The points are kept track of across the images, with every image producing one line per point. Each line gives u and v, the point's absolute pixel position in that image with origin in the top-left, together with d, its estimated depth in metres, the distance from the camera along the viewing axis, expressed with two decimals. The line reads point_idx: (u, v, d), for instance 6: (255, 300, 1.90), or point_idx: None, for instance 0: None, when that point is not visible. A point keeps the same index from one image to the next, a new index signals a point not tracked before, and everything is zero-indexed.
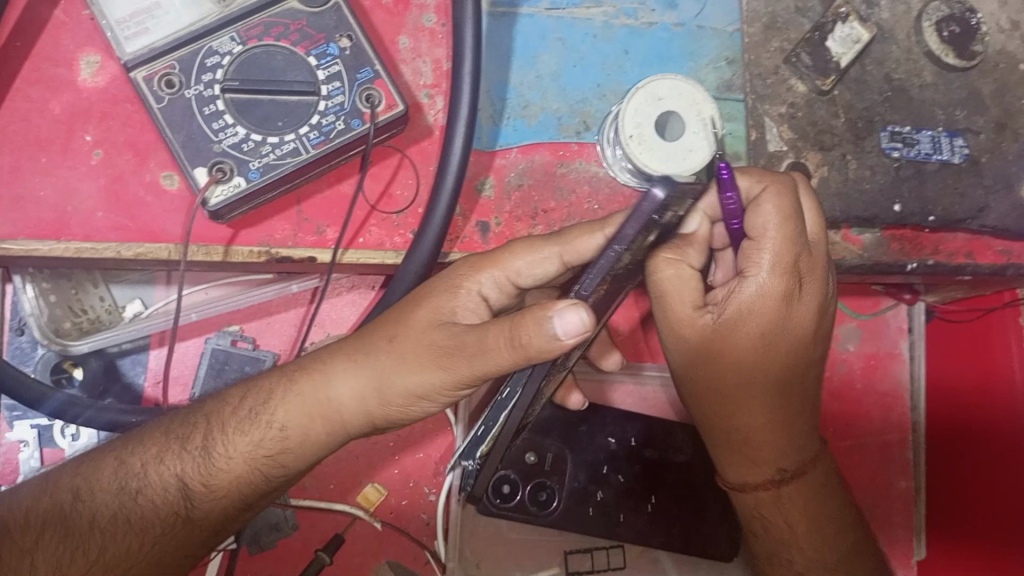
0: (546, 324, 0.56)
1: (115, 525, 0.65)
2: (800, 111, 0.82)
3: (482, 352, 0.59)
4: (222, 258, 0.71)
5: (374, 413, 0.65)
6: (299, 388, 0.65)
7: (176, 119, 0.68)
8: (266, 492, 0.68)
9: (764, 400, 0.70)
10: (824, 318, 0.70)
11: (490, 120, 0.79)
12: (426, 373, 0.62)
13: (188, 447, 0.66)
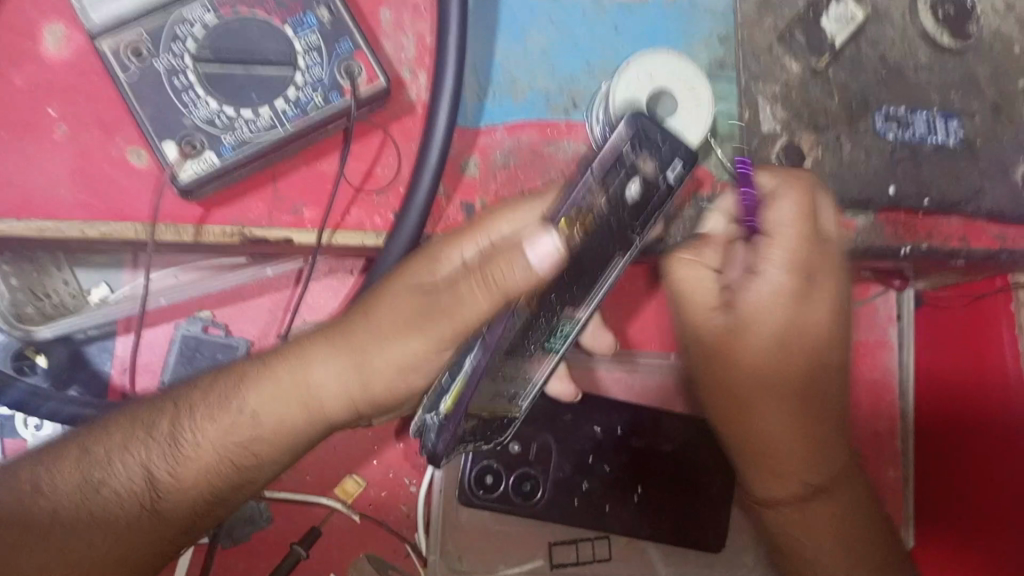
0: (519, 257, 0.52)
1: (78, 518, 0.63)
2: (795, 91, 0.80)
3: (457, 302, 0.56)
4: (193, 238, 0.67)
5: (351, 393, 0.63)
6: (272, 372, 0.64)
7: (145, 92, 0.64)
8: (239, 482, 0.66)
9: (786, 405, 0.75)
10: (840, 323, 0.75)
11: (476, 97, 0.77)
12: (404, 340, 0.60)
13: (155, 434, 0.64)
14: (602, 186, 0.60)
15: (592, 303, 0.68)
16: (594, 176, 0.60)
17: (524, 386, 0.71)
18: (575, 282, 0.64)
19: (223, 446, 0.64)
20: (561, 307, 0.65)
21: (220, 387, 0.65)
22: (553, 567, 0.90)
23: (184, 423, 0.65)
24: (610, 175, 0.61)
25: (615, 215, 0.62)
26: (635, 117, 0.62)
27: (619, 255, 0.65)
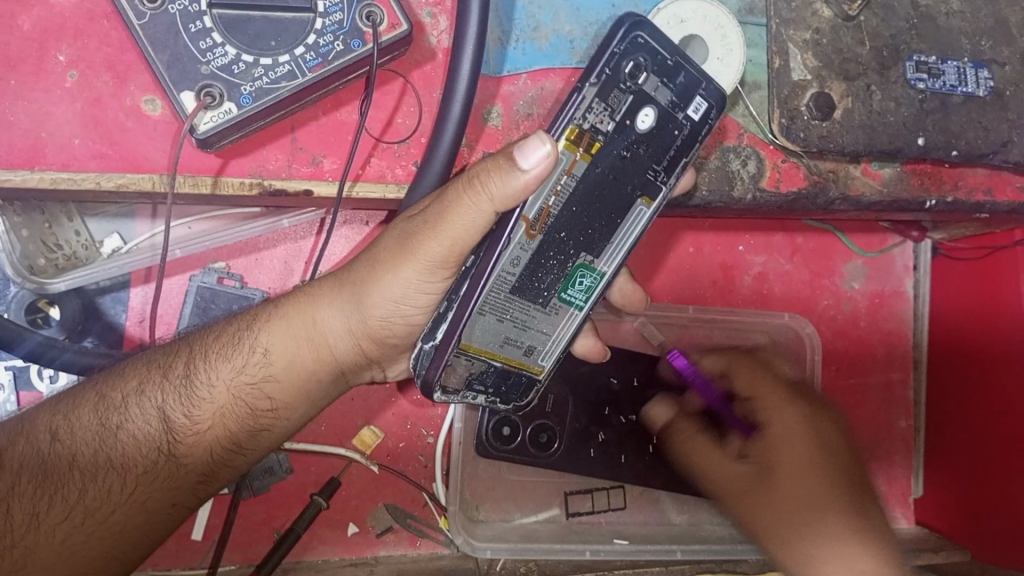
0: (507, 158, 0.53)
1: (97, 465, 0.59)
2: (825, 38, 0.78)
3: (443, 214, 0.56)
4: (210, 190, 0.65)
5: (355, 331, 0.64)
6: (283, 312, 0.64)
7: (160, 37, 0.62)
8: (255, 430, 0.64)
9: (804, 457, 0.74)
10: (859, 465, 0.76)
11: (497, 42, 0.73)
12: (396, 269, 0.60)
13: (171, 375, 0.62)
14: (601, 104, 0.57)
15: (617, 256, 0.63)
16: (592, 90, 0.57)
17: (543, 344, 0.65)
18: (592, 223, 0.60)
19: (238, 388, 0.63)
20: (575, 250, 0.61)
21: (231, 329, 0.64)
22: (569, 515, 0.90)
23: (198, 364, 0.63)
24: (611, 93, 0.57)
25: (621, 144, 0.59)
26: (634, 25, 0.57)
27: (643, 202, 0.61)
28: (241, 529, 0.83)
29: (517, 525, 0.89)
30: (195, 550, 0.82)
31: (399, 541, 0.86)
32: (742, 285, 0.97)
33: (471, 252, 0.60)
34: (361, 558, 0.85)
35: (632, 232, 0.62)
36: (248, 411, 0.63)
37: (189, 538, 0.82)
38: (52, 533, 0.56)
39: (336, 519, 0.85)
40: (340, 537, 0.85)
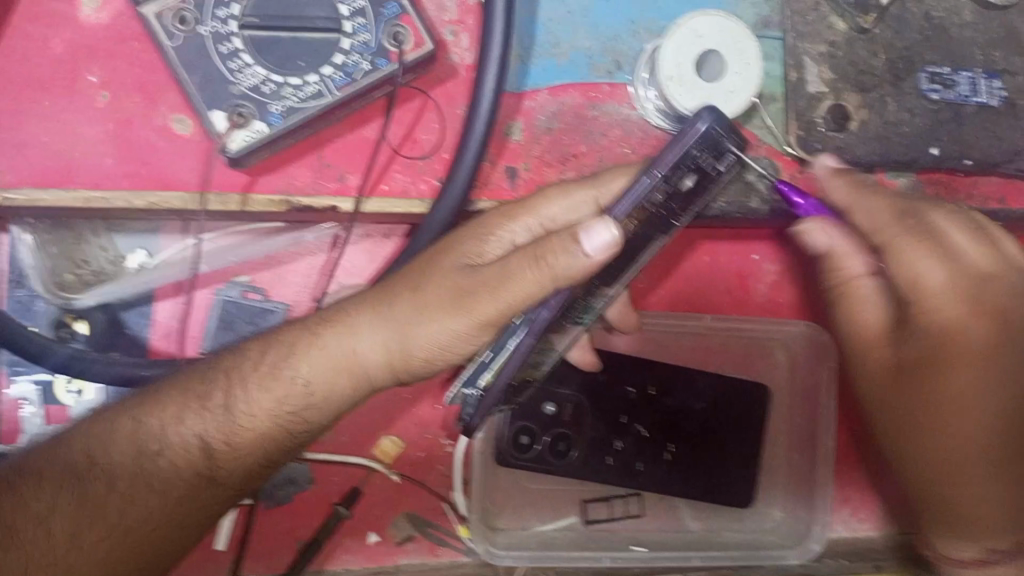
0: (574, 245, 0.55)
1: (136, 488, 0.62)
2: (841, 50, 0.78)
3: (507, 281, 0.57)
4: (239, 208, 0.65)
5: (397, 368, 0.62)
6: (324, 341, 0.63)
7: (191, 58, 0.63)
8: (290, 450, 0.66)
9: (974, 375, 0.71)
10: (992, 366, 0.71)
11: (518, 58, 0.75)
12: (447, 319, 0.59)
13: (209, 403, 0.63)
14: (663, 184, 0.61)
15: (624, 281, 0.69)
16: (659, 177, 0.60)
17: (547, 359, 0.71)
18: (619, 268, 0.66)
19: (277, 415, 0.63)
20: (599, 284, 0.66)
21: (270, 357, 0.63)
22: (587, 523, 0.91)
23: (237, 394, 0.63)
24: (674, 175, 0.61)
25: (668, 207, 0.63)
26: (708, 119, 0.61)
27: (659, 240, 0.68)
28: (263, 538, 0.84)
29: (536, 533, 0.90)
30: (220, 561, 0.83)
31: (420, 550, 0.87)
32: (756, 293, 0.95)
33: (519, 312, 0.62)
34: (383, 566, 0.86)
35: (641, 264, 0.70)
36: (285, 439, 0.64)
37: (213, 548, 0.83)
38: (92, 550, 0.60)
39: (357, 528, 0.86)
40: (361, 547, 0.86)
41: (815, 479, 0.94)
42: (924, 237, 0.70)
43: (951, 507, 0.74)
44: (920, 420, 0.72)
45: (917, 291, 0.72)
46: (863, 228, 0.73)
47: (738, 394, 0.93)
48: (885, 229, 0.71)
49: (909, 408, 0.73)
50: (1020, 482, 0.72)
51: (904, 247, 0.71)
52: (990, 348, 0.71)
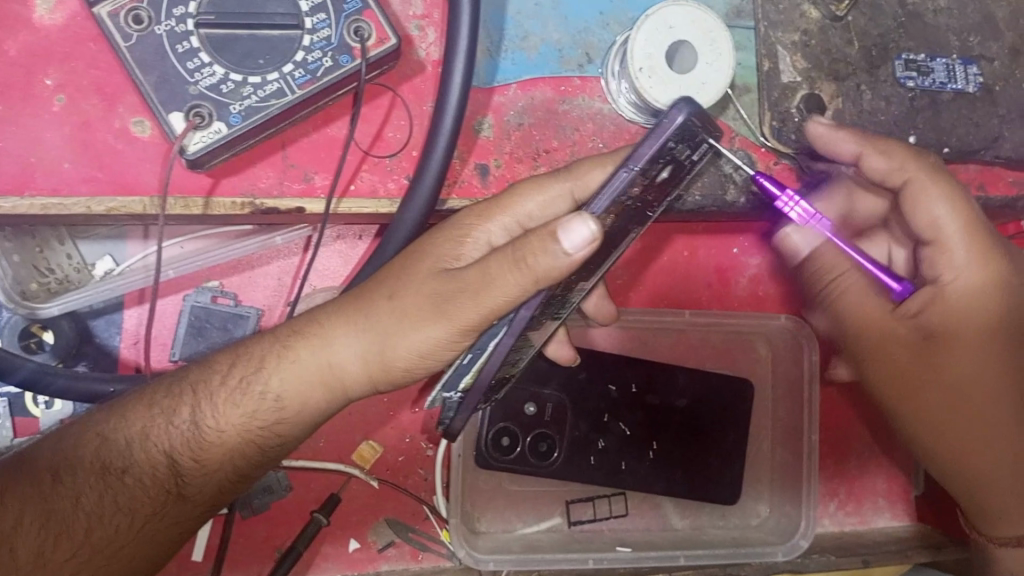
0: (551, 243, 0.51)
1: (102, 507, 0.60)
2: (814, 39, 0.77)
3: (489, 285, 0.53)
4: (202, 211, 0.64)
5: (375, 377, 0.60)
6: (296, 354, 0.60)
7: (148, 59, 0.61)
8: (261, 461, 0.64)
9: (983, 351, 0.72)
10: (996, 337, 0.72)
11: (486, 53, 0.73)
12: (424, 327, 0.57)
13: (176, 420, 0.61)
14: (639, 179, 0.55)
15: (601, 274, 0.68)
16: (632, 173, 0.55)
17: (527, 353, 0.69)
18: (596, 262, 0.63)
19: (247, 430, 0.61)
20: (576, 282, 0.64)
21: (239, 371, 0.61)
22: (571, 524, 0.90)
23: (205, 409, 0.61)
24: (654, 168, 0.56)
25: (636, 199, 0.58)
26: (688, 110, 0.55)
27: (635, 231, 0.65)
28: (240, 547, 0.82)
29: (520, 535, 0.89)
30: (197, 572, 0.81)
31: (401, 556, 0.86)
32: (737, 287, 0.94)
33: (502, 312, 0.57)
34: (363, 573, 0.84)
35: (621, 252, 0.67)
36: (255, 453, 0.62)
37: (190, 559, 0.81)
38: (58, 570, 0.58)
39: (337, 536, 0.85)
40: (341, 553, 0.85)
41: (801, 473, 0.93)
42: (937, 173, 0.69)
43: (976, 485, 0.76)
44: (931, 406, 0.74)
45: (937, 240, 0.71)
46: (879, 171, 0.70)
47: (722, 389, 0.92)
48: (905, 164, 0.69)
49: (918, 391, 0.74)
50: None
51: (919, 190, 0.69)
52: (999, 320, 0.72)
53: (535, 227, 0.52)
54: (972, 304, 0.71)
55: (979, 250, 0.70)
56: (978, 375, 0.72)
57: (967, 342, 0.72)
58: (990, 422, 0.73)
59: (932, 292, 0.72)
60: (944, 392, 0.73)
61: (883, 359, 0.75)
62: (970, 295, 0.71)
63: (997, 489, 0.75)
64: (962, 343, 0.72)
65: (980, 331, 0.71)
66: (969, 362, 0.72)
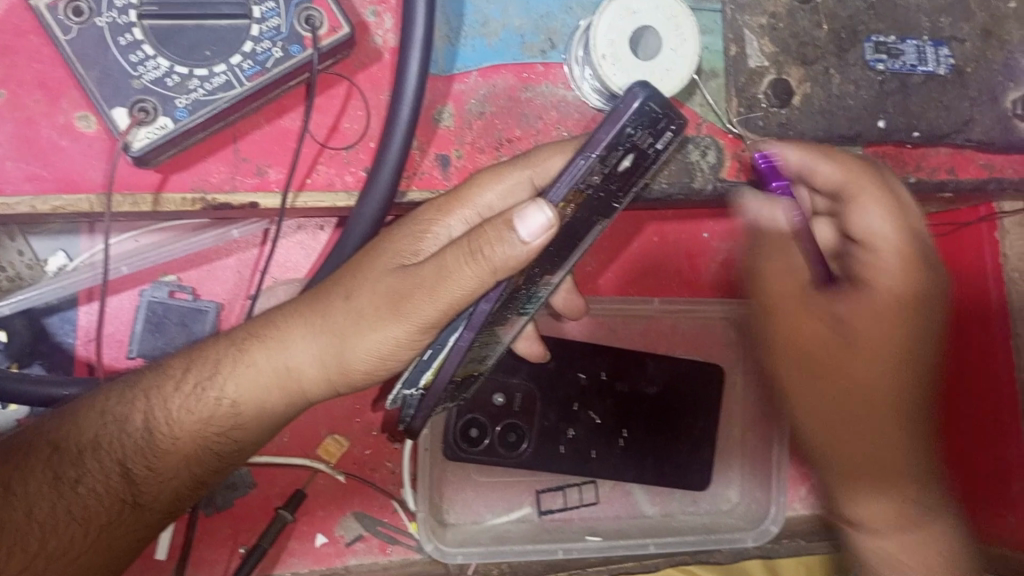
0: (509, 234, 0.49)
1: (55, 518, 0.58)
2: (782, 22, 0.76)
3: (444, 280, 0.52)
4: (151, 208, 0.62)
5: (333, 380, 0.59)
6: (251, 358, 0.59)
7: (89, 52, 0.59)
8: (220, 467, 0.63)
9: (903, 352, 0.66)
10: (902, 335, 0.65)
11: (446, 40, 0.71)
12: (381, 327, 0.55)
13: (128, 427, 0.59)
14: (601, 167, 0.54)
15: (568, 268, 0.67)
16: (594, 158, 0.53)
17: (495, 350, 0.68)
18: (560, 254, 0.61)
19: (203, 436, 0.60)
20: (542, 278, 0.63)
21: (193, 375, 0.60)
22: (541, 514, 0.89)
23: (158, 415, 0.59)
24: (612, 155, 0.54)
25: (601, 186, 0.57)
26: (645, 93, 0.53)
27: (600, 224, 0.64)
28: (205, 545, 0.81)
29: (490, 526, 0.88)
30: (160, 571, 0.80)
31: (370, 549, 0.85)
32: (707, 273, 0.93)
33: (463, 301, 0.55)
34: (331, 568, 0.83)
35: (587, 245, 0.65)
36: (212, 458, 0.61)
37: (153, 558, 0.80)
38: None
39: (303, 531, 0.84)
40: (308, 549, 0.84)
41: (772, 458, 0.92)
42: (882, 187, 0.67)
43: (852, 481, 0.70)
44: (827, 395, 0.67)
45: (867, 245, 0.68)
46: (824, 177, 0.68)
47: (693, 375, 0.92)
48: (854, 172, 0.67)
49: (815, 375, 0.68)
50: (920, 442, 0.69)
51: (859, 200, 0.67)
52: (908, 317, 0.65)
53: (489, 218, 0.51)
54: (895, 306, 0.65)
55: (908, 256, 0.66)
56: (884, 377, 0.66)
57: (867, 339, 0.65)
58: (859, 431, 0.68)
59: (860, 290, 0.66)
60: (839, 389, 0.67)
61: (790, 338, 0.68)
62: (890, 294, 0.66)
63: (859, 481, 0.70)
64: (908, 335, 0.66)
65: (904, 333, 0.65)
66: (884, 364, 0.66)
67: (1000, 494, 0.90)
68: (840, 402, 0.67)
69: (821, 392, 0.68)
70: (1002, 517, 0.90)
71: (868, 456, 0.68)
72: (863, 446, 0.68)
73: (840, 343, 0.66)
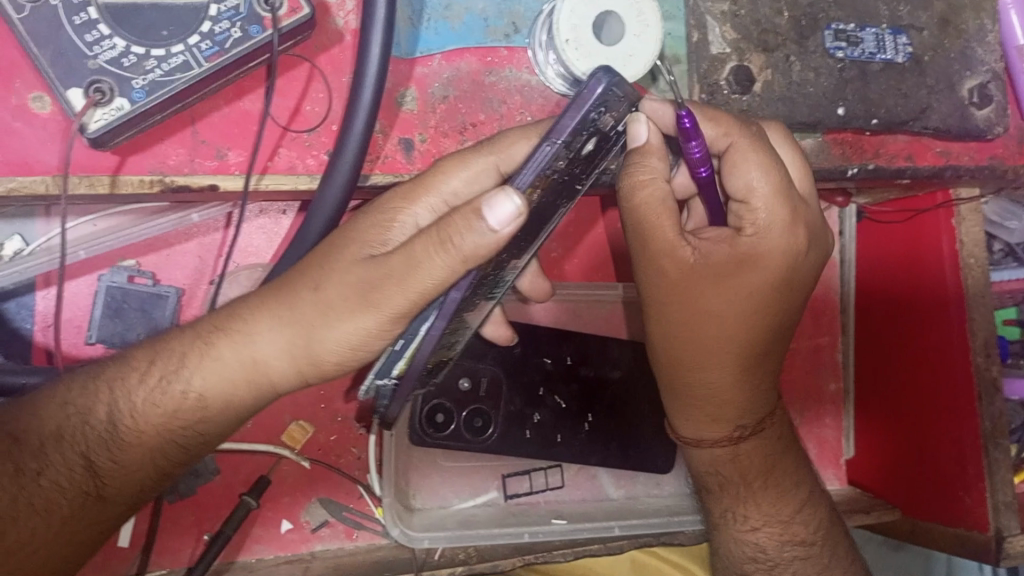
0: (477, 221, 0.48)
1: (16, 510, 0.57)
2: (743, 9, 0.76)
3: (416, 271, 0.51)
4: (109, 190, 0.62)
5: (304, 370, 0.57)
6: (217, 351, 0.56)
7: (43, 31, 0.58)
8: (185, 457, 0.62)
9: (736, 303, 0.65)
10: (767, 297, 0.65)
11: (408, 23, 0.71)
12: (353, 317, 0.53)
13: (92, 419, 0.58)
14: (564, 153, 0.54)
15: (534, 250, 0.66)
16: (555, 144, 0.53)
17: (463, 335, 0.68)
18: (526, 239, 0.61)
19: (167, 430, 0.59)
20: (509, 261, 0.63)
21: (158, 368, 0.58)
22: (507, 498, 0.90)
23: (121, 408, 0.58)
24: (577, 140, 0.54)
25: (566, 171, 0.56)
26: (607, 76, 0.55)
27: (564, 206, 0.63)
28: (168, 533, 0.80)
29: (455, 511, 0.88)
30: (122, 559, 0.79)
31: (335, 534, 0.85)
32: None
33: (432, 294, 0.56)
34: (296, 554, 0.83)
35: (552, 225, 0.64)
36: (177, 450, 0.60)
37: (115, 546, 0.79)
38: None
39: (268, 517, 0.83)
40: (272, 535, 0.83)
41: None
42: (759, 144, 0.62)
43: (689, 403, 0.73)
44: (681, 327, 0.66)
45: (744, 203, 0.63)
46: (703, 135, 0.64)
47: None
48: (728, 130, 0.63)
49: (674, 308, 0.65)
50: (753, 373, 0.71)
51: (735, 160, 0.63)
52: (760, 286, 0.64)
53: (456, 207, 0.50)
54: (752, 267, 0.63)
55: (788, 223, 0.62)
56: (732, 318, 0.66)
57: (729, 292, 0.64)
58: (705, 360, 0.68)
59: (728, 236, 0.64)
60: (691, 323, 0.66)
61: (654, 270, 0.64)
62: (757, 259, 0.63)
63: (699, 407, 0.73)
64: (694, 284, 0.63)
65: (752, 288, 0.64)
66: (731, 307, 0.65)
67: (959, 478, 0.91)
68: (694, 333, 0.66)
69: (674, 324, 0.66)
70: (960, 498, 0.91)
71: (704, 382, 0.70)
72: (699, 371, 0.69)
73: (690, 276, 0.63)
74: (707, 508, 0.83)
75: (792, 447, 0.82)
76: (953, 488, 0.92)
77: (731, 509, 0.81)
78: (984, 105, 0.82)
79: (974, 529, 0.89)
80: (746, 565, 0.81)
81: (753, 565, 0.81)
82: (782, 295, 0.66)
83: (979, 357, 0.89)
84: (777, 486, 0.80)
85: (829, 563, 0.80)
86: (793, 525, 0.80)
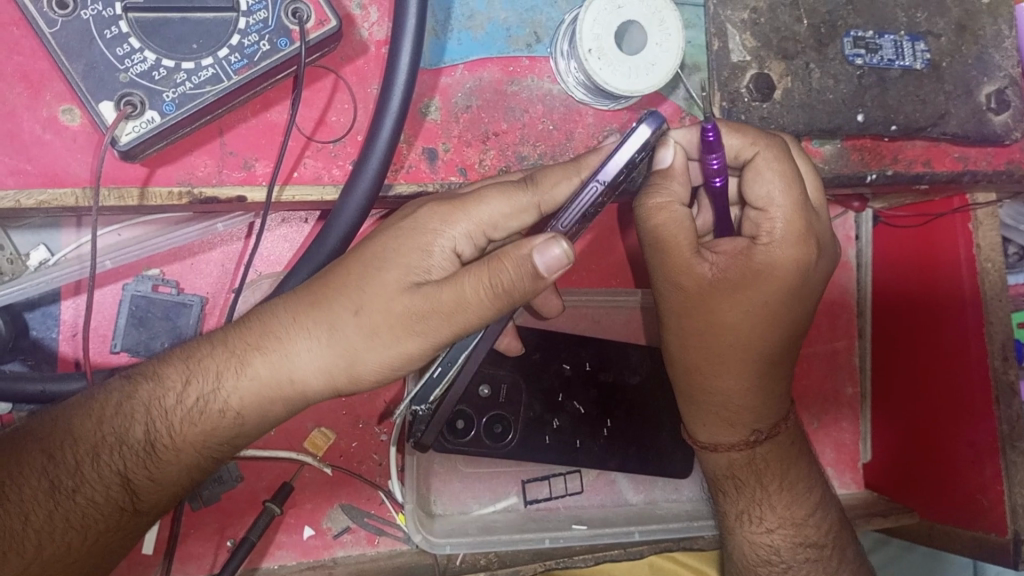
0: (527, 263, 0.52)
1: (52, 524, 0.57)
2: (763, 17, 0.77)
3: (462, 310, 0.54)
4: (137, 202, 0.62)
5: (340, 387, 0.58)
6: (255, 369, 0.57)
7: (73, 45, 0.59)
8: (215, 468, 0.63)
9: (751, 320, 0.65)
10: (783, 313, 0.66)
11: (433, 34, 0.72)
12: (402, 342, 0.56)
13: (128, 437, 0.58)
14: (608, 192, 0.59)
15: None
16: (601, 187, 0.58)
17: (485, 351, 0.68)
18: None
19: (203, 445, 0.60)
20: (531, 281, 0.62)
21: (194, 385, 0.58)
22: (527, 503, 0.90)
23: (158, 424, 0.59)
24: (621, 180, 0.58)
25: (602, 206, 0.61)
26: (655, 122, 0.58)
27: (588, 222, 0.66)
28: (191, 539, 0.81)
29: (475, 517, 0.88)
30: (147, 566, 0.80)
31: (357, 541, 0.85)
32: None
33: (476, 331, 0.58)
34: (319, 560, 0.84)
35: None
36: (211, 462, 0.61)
37: (140, 553, 0.80)
38: None
39: (290, 524, 0.84)
40: (296, 541, 0.84)
41: None
42: (784, 158, 0.62)
43: (708, 406, 0.73)
44: (702, 338, 0.67)
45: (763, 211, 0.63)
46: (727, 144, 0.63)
47: None
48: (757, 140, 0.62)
49: (689, 316, 0.66)
50: (773, 376, 0.72)
51: (753, 167, 0.62)
52: (775, 301, 0.64)
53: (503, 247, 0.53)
54: (765, 288, 0.63)
55: (801, 240, 0.62)
56: (747, 330, 0.66)
57: (747, 305, 0.65)
58: (727, 369, 0.69)
59: (746, 246, 0.63)
60: (705, 334, 0.67)
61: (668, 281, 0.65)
62: (771, 273, 0.63)
63: (719, 411, 0.73)
64: (709, 300, 0.64)
65: (766, 298, 0.64)
66: (745, 316, 0.65)
67: (975, 480, 0.92)
68: (710, 346, 0.68)
69: (694, 338, 0.68)
70: (977, 498, 0.92)
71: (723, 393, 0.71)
72: (719, 380, 0.70)
73: (708, 291, 0.64)
74: (722, 509, 0.82)
75: (802, 448, 0.82)
76: (968, 490, 0.93)
77: (746, 510, 0.80)
78: (1001, 111, 0.82)
79: (992, 531, 0.90)
80: (760, 567, 0.80)
81: (766, 568, 0.80)
82: (797, 306, 0.66)
83: (996, 360, 0.90)
84: (790, 488, 0.80)
85: (839, 565, 0.80)
86: (806, 527, 0.80)
